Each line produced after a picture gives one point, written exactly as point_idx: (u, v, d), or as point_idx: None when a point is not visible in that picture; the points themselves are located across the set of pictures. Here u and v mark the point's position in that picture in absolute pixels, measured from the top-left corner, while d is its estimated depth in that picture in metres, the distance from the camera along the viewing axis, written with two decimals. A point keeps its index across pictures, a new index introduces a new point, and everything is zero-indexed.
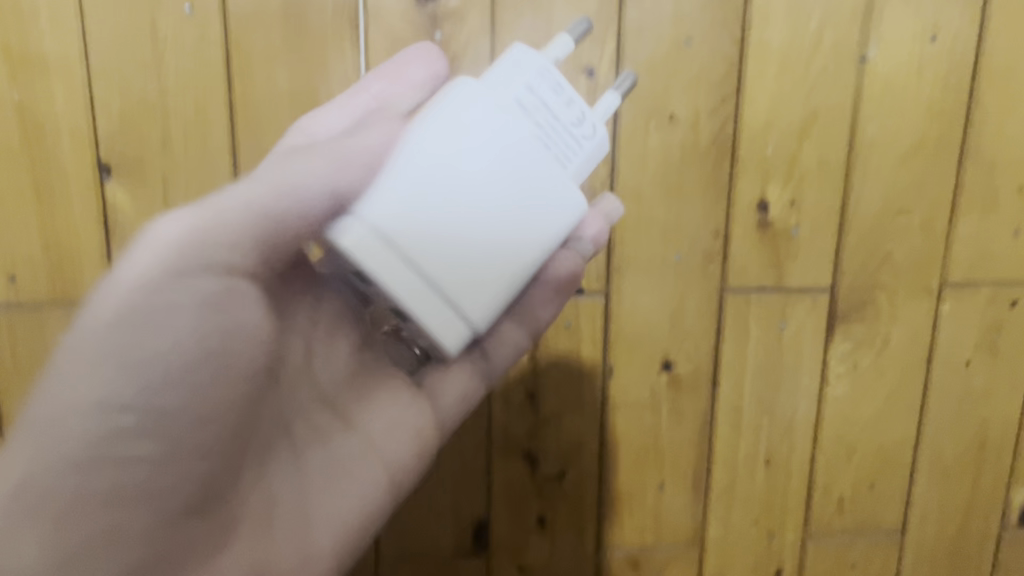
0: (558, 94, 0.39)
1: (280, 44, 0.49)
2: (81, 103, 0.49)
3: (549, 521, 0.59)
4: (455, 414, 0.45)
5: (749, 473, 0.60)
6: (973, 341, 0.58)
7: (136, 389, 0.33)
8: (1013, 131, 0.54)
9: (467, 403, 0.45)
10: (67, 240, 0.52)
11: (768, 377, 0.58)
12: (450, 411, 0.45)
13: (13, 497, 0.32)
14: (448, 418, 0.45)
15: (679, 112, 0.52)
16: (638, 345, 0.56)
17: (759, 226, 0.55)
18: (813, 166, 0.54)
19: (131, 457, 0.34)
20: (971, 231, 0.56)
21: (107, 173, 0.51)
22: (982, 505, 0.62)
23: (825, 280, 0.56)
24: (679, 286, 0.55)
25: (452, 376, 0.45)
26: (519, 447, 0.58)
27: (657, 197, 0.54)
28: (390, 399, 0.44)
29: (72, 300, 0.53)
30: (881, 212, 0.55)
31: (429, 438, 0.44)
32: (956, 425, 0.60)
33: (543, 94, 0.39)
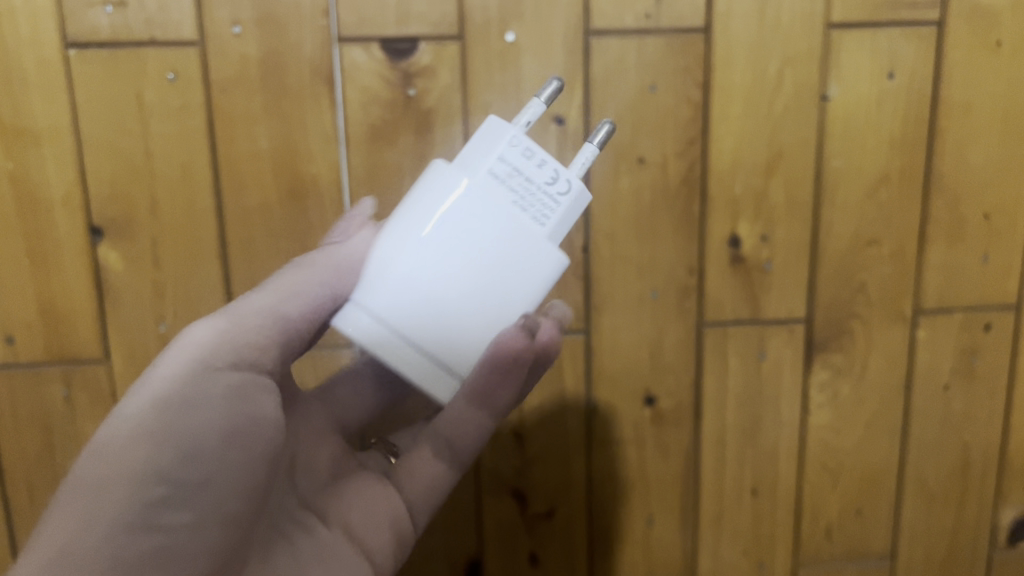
0: (529, 158, 0.40)
1: (261, 106, 0.51)
2: (71, 170, 0.51)
3: (540, 558, 0.60)
4: (423, 500, 0.47)
5: (736, 504, 0.61)
6: (949, 365, 0.60)
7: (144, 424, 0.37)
8: (973, 161, 0.56)
9: (434, 490, 0.47)
10: (61, 301, 0.53)
11: (749, 409, 0.59)
12: (417, 494, 0.47)
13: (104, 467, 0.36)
14: (417, 503, 0.47)
15: (648, 155, 0.54)
16: (620, 381, 0.58)
17: (732, 261, 0.56)
18: (782, 202, 0.55)
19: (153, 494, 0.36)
20: (940, 259, 0.58)
21: (98, 234, 0.53)
22: (969, 527, 0.63)
23: (800, 312, 0.57)
24: (657, 323, 0.57)
25: (426, 469, 0.47)
26: (508, 486, 0.59)
27: (631, 238, 0.55)
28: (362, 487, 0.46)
29: (67, 358, 0.54)
30: (851, 244, 0.57)
31: (402, 523, 0.46)
32: (937, 449, 0.61)
33: (524, 169, 0.40)
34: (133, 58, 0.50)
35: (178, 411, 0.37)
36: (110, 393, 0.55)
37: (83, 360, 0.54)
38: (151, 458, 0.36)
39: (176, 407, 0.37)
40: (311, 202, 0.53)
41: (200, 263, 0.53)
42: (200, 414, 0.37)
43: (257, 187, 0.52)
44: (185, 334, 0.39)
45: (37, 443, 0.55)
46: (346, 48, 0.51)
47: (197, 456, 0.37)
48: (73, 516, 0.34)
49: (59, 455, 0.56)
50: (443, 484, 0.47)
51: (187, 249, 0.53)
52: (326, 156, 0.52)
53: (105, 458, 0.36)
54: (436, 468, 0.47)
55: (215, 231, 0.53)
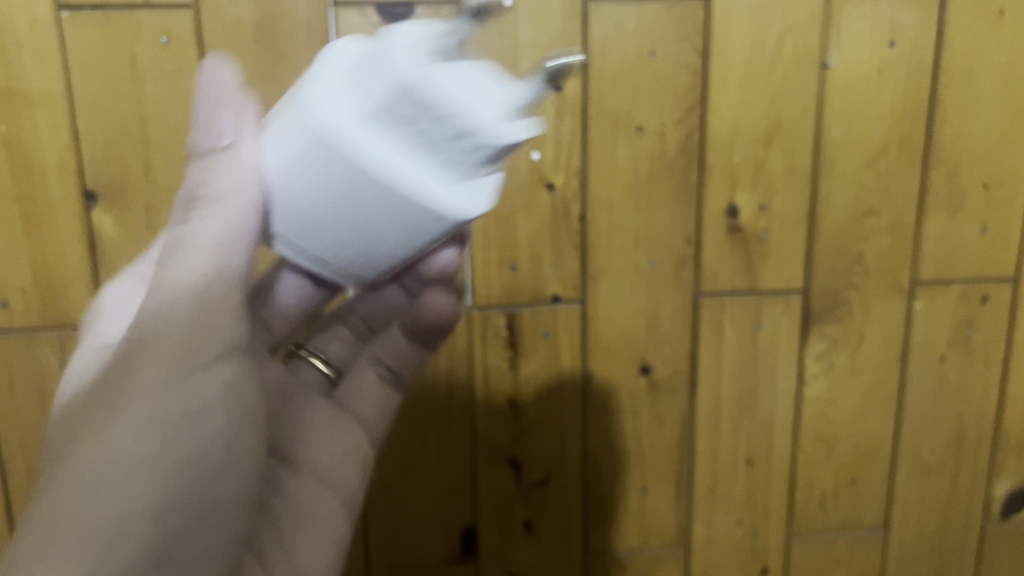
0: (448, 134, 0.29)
1: (256, 72, 0.51)
2: (65, 134, 0.51)
3: (535, 526, 0.61)
4: (378, 422, 0.47)
5: (730, 474, 0.61)
6: (946, 337, 0.60)
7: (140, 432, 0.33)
8: (974, 131, 0.56)
9: (384, 411, 0.47)
10: (57, 267, 0.53)
11: (744, 379, 0.59)
12: (372, 418, 0.47)
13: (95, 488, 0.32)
14: (373, 426, 0.47)
15: (646, 123, 0.54)
16: (616, 351, 0.58)
17: (729, 230, 0.56)
18: (780, 171, 0.55)
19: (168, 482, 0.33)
20: (938, 231, 0.58)
21: (91, 199, 0.52)
22: (962, 498, 0.64)
23: (797, 282, 0.57)
24: (653, 292, 0.57)
25: (371, 395, 0.47)
26: (503, 454, 0.59)
27: (628, 206, 0.55)
28: (338, 432, 0.46)
29: (64, 323, 0.54)
30: (849, 213, 0.56)
31: (362, 454, 0.46)
32: (933, 421, 0.61)
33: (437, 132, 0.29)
34: (126, 20, 0.49)
35: (153, 417, 0.33)
36: None
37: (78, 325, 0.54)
38: (146, 468, 0.33)
39: (153, 416, 0.33)
40: None
41: None
42: (198, 421, 0.34)
43: None
44: (146, 322, 0.33)
45: (33, 408, 0.55)
46: (342, 11, 0.50)
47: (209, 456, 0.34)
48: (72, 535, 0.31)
49: None
50: (392, 408, 0.48)
51: None
52: None
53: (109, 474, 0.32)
54: (384, 392, 0.48)
55: None
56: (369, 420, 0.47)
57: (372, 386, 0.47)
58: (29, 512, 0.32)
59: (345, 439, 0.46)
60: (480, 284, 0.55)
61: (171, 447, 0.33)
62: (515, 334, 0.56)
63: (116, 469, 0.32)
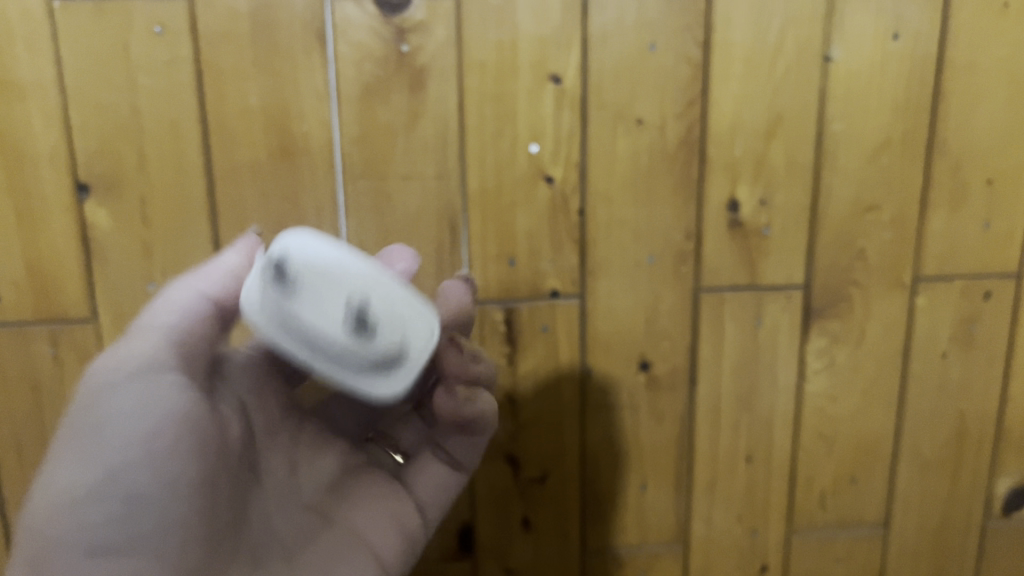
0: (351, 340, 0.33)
1: (251, 63, 0.50)
2: (57, 125, 0.50)
3: (533, 523, 0.60)
4: (438, 507, 0.45)
5: (730, 470, 0.61)
6: (948, 333, 0.59)
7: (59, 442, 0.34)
8: (977, 125, 0.55)
9: (447, 495, 0.46)
10: (49, 259, 0.52)
11: (744, 375, 0.58)
12: (432, 504, 0.45)
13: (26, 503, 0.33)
14: (431, 512, 0.45)
15: (646, 116, 0.53)
16: (615, 347, 0.57)
17: (730, 225, 0.55)
18: (781, 165, 0.55)
19: (82, 472, 0.33)
20: (941, 226, 0.57)
21: (84, 191, 0.51)
22: (963, 496, 0.63)
23: (798, 277, 0.57)
24: (653, 287, 0.56)
25: (430, 475, 0.46)
26: (501, 451, 0.58)
27: (627, 200, 0.54)
28: (391, 507, 0.44)
29: (56, 316, 0.53)
30: (852, 208, 0.56)
31: (414, 530, 0.44)
32: (934, 418, 0.61)
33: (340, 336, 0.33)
34: (120, 9, 0.49)
35: (72, 430, 0.34)
36: (99, 353, 0.54)
37: (71, 318, 0.53)
38: (66, 474, 0.33)
39: (71, 429, 0.34)
40: (302, 161, 0.52)
41: (188, 220, 0.52)
42: (116, 424, 0.34)
43: (247, 144, 0.51)
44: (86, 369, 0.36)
45: (26, 403, 0.54)
46: (338, 2, 0.49)
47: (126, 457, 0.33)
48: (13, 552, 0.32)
49: (48, 416, 0.55)
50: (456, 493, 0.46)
51: (175, 205, 0.52)
52: (318, 115, 0.51)
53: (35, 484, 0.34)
54: (446, 475, 0.46)
55: (204, 189, 0.52)
56: (427, 506, 0.45)
57: (437, 470, 0.46)
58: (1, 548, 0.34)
59: (404, 518, 0.44)
60: (478, 278, 0.54)
61: (83, 443, 0.33)
62: (513, 329, 0.56)
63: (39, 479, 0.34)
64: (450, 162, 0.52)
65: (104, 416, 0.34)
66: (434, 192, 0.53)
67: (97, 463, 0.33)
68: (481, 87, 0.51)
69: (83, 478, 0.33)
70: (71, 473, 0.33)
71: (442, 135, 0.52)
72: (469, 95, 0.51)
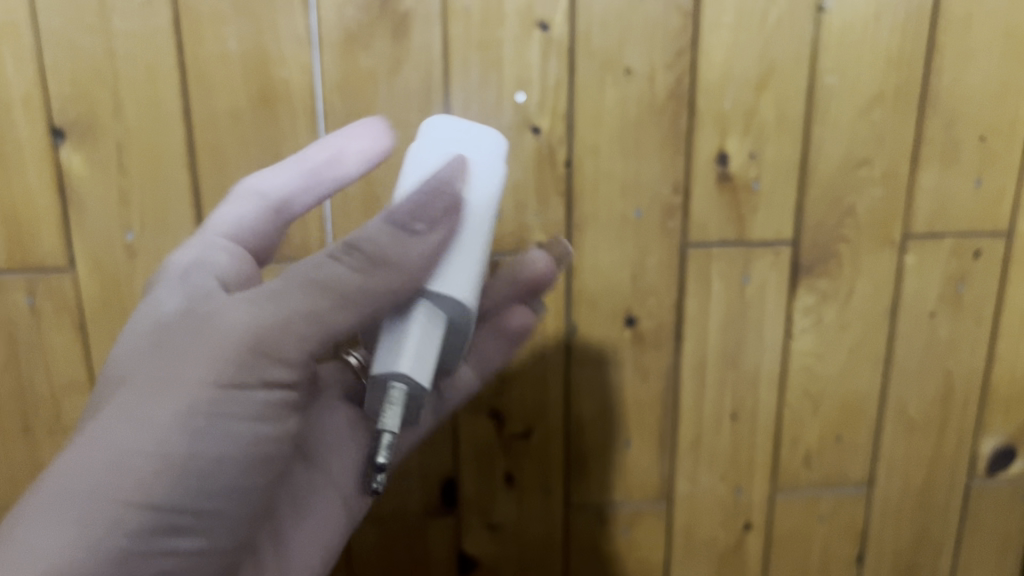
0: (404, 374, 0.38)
1: (230, 6, 0.49)
2: (31, 68, 0.49)
3: (516, 479, 0.60)
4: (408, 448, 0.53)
5: (714, 428, 0.60)
6: (937, 292, 0.59)
7: (177, 425, 0.35)
8: (972, 80, 0.54)
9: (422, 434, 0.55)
10: (24, 207, 0.51)
11: (732, 332, 0.58)
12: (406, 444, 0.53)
13: (118, 455, 0.34)
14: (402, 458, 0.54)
15: (635, 66, 0.52)
16: (600, 301, 0.56)
17: (718, 178, 0.55)
18: (772, 118, 0.54)
19: (184, 476, 0.35)
20: (932, 182, 0.56)
21: (60, 137, 0.50)
22: (948, 455, 0.63)
23: (787, 233, 0.56)
24: (639, 242, 0.55)
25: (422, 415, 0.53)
26: (485, 405, 0.58)
27: (615, 152, 0.53)
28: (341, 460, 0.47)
29: (31, 265, 0.52)
30: (842, 163, 0.55)
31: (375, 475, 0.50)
32: (921, 377, 0.61)
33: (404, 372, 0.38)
34: None
35: (167, 439, 0.35)
36: (77, 302, 0.53)
37: (47, 267, 0.52)
38: (159, 475, 0.34)
39: (182, 425, 0.35)
40: (282, 108, 0.51)
41: (167, 169, 0.51)
42: (217, 445, 0.35)
43: (226, 90, 0.50)
44: (228, 315, 0.37)
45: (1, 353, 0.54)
46: None
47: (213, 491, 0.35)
48: (68, 516, 0.33)
49: (24, 364, 0.54)
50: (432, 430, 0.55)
51: (153, 153, 0.51)
52: (299, 61, 0.50)
53: (120, 444, 0.34)
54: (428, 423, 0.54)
55: (182, 136, 0.51)
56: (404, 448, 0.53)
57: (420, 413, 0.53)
58: (62, 456, 0.35)
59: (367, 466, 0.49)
60: None
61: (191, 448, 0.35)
62: None
63: (136, 442, 0.34)
64: (433, 110, 0.51)
65: (220, 430, 0.35)
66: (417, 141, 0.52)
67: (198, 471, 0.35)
68: (466, 34, 0.50)
69: (182, 482, 0.35)
70: (170, 469, 0.34)
71: (426, 83, 0.51)
72: (454, 42, 0.50)
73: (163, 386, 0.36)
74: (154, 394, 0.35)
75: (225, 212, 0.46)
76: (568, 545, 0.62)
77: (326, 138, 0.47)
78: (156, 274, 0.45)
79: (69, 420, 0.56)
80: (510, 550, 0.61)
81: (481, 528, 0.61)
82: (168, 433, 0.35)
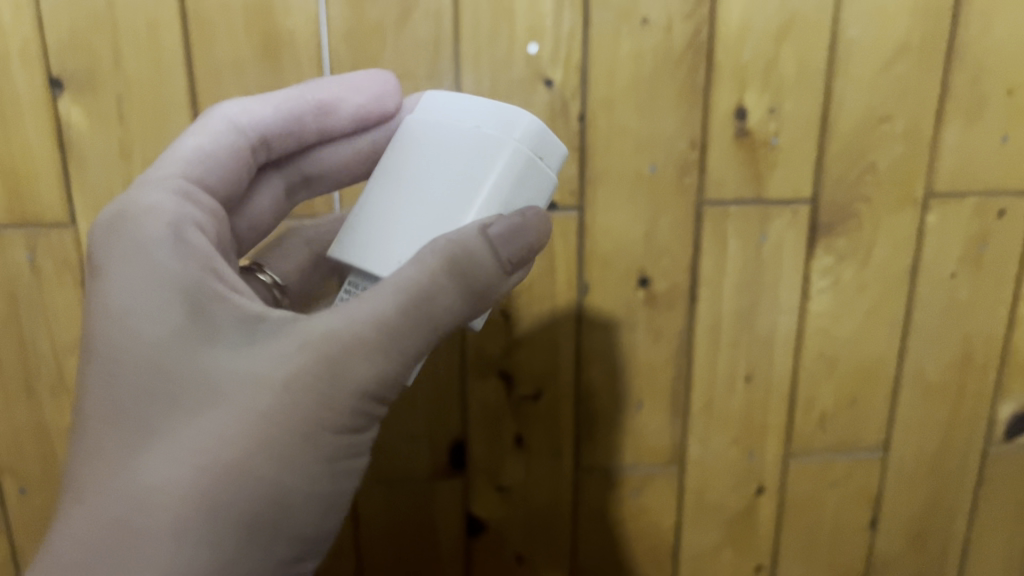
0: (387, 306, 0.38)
1: None
2: (28, 16, 0.47)
3: (526, 442, 0.59)
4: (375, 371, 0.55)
5: (728, 391, 0.59)
6: (958, 252, 0.57)
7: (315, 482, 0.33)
8: (1000, 32, 0.53)
9: None
10: (23, 161, 0.50)
11: (747, 292, 0.57)
12: None
13: (261, 517, 0.32)
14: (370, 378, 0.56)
15: (652, 16, 0.50)
16: (613, 261, 0.55)
17: (736, 134, 0.53)
18: (792, 72, 0.52)
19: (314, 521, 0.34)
20: (956, 139, 0.55)
21: (58, 88, 0.49)
22: (966, 419, 0.62)
23: (805, 191, 0.55)
24: (653, 199, 0.54)
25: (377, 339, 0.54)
26: (495, 366, 0.57)
27: (629, 106, 0.52)
28: None
29: (32, 220, 0.51)
30: (863, 119, 0.53)
31: None
32: (939, 340, 0.59)
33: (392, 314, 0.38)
34: None
35: (307, 498, 0.33)
36: (79, 259, 0.52)
37: (47, 222, 0.51)
38: (299, 528, 0.33)
39: (322, 481, 0.33)
40: (287, 59, 0.49)
41: (169, 122, 0.50)
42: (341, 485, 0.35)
43: (229, 40, 0.49)
44: (353, 363, 0.33)
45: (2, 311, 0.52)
46: None
47: (324, 526, 0.35)
48: None
49: (26, 322, 0.53)
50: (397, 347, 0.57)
51: (154, 105, 0.50)
52: (304, 10, 0.48)
53: (259, 507, 0.32)
54: None
55: (184, 88, 0.49)
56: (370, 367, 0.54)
57: None
58: (187, 520, 0.31)
59: None
60: None
61: (325, 499, 0.34)
62: None
63: (279, 502, 0.32)
64: (443, 62, 0.50)
65: (345, 472, 0.34)
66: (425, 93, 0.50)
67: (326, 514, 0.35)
68: None
69: (309, 526, 0.34)
70: (304, 519, 0.34)
71: (435, 33, 0.49)
72: None
73: (298, 441, 0.32)
74: (288, 452, 0.32)
75: (194, 141, 0.43)
76: (577, 508, 0.61)
77: (313, 86, 0.45)
78: (137, 234, 0.37)
79: (72, 378, 0.55)
80: (518, 513, 0.61)
81: (490, 491, 0.60)
82: (303, 491, 0.33)
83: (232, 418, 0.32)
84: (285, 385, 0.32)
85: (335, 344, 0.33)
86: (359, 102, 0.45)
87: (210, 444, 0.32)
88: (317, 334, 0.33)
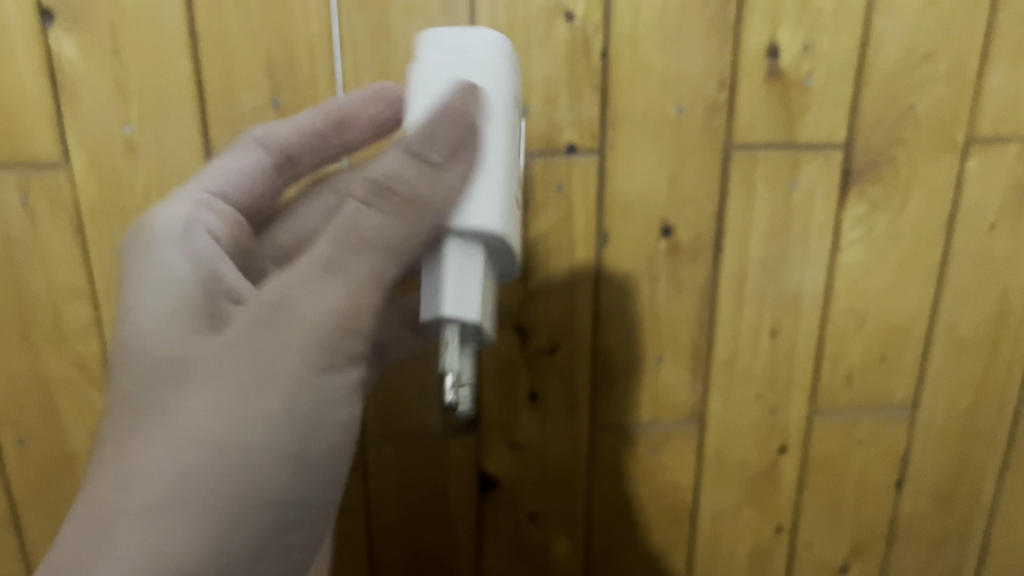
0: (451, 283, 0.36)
1: None
2: None
3: (540, 397, 0.57)
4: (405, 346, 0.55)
5: (752, 346, 0.57)
6: (998, 201, 0.54)
7: (281, 430, 0.33)
8: None
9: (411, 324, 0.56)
10: (14, 97, 0.47)
11: (775, 242, 0.54)
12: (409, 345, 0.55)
13: (225, 464, 0.32)
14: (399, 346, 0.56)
15: None
16: (635, 209, 0.52)
17: (767, 73, 0.50)
18: (829, 7, 0.49)
19: (292, 476, 0.33)
20: (1001, 80, 0.51)
21: (49, 20, 0.46)
22: (999, 376, 0.60)
23: (839, 136, 0.52)
24: (678, 143, 0.51)
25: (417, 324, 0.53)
26: (509, 319, 0.54)
27: (654, 43, 0.49)
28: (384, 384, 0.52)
29: (24, 161, 0.49)
30: (903, 58, 0.50)
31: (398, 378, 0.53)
32: (975, 294, 0.57)
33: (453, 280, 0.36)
34: None
35: (274, 445, 0.33)
36: (74, 203, 0.50)
37: (40, 163, 0.49)
38: (270, 480, 0.33)
39: (289, 429, 0.33)
40: None
41: (166, 57, 0.47)
42: (321, 441, 0.34)
43: None
44: (303, 306, 0.33)
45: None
46: None
47: (305, 486, 0.34)
48: (184, 537, 0.31)
49: (21, 269, 0.51)
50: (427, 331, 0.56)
51: (151, 39, 0.47)
52: None
53: (221, 458, 0.32)
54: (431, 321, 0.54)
55: (183, 20, 0.46)
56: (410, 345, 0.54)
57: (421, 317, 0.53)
58: (151, 475, 0.32)
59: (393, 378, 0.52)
60: None
61: (294, 450, 0.33)
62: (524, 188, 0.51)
63: (242, 450, 0.32)
64: None
65: (321, 427, 0.34)
66: (438, 26, 0.47)
67: (307, 470, 0.34)
68: None
69: (288, 482, 0.33)
70: (277, 471, 0.33)
71: None
72: None
73: (254, 387, 0.33)
74: (247, 399, 0.33)
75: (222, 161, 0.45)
76: (593, 465, 0.59)
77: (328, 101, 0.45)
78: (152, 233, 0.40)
79: (70, 327, 0.53)
80: (531, 470, 0.59)
81: (503, 447, 0.58)
82: (270, 437, 0.33)
83: (196, 381, 0.33)
84: (239, 337, 0.34)
85: (285, 292, 0.34)
86: (372, 110, 0.44)
87: (178, 406, 0.33)
88: (273, 288, 0.34)
